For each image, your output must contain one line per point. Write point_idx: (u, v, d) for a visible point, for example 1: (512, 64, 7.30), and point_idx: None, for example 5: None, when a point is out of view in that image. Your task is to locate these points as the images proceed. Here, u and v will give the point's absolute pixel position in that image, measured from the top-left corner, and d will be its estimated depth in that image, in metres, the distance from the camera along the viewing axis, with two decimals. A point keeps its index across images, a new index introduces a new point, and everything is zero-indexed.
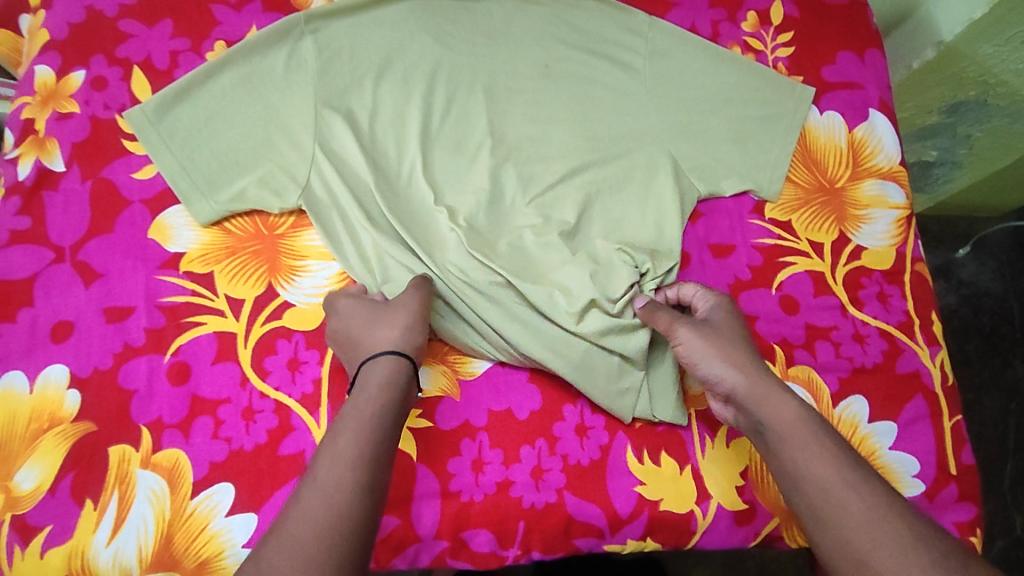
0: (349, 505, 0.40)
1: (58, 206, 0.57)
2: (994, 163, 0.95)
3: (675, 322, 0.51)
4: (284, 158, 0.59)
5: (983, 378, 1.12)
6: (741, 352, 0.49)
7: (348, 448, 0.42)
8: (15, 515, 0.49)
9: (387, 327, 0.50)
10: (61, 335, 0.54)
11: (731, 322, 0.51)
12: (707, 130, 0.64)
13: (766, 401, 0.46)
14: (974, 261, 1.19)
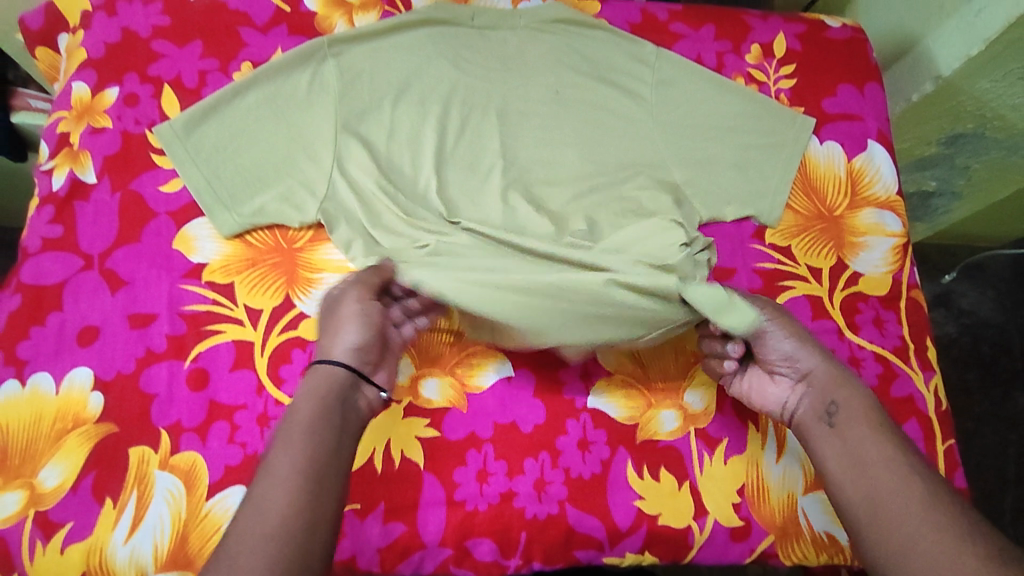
0: (287, 520, 0.40)
1: (89, 216, 0.60)
2: (992, 195, 1.00)
3: (768, 306, 0.55)
4: (304, 175, 0.62)
5: (983, 408, 1.13)
6: (817, 343, 0.55)
7: (283, 464, 0.43)
8: (38, 511, 0.51)
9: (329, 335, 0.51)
10: (87, 339, 0.56)
11: (804, 323, 0.57)
12: (711, 157, 0.67)
13: (836, 387, 0.52)
14: (975, 290, 1.21)
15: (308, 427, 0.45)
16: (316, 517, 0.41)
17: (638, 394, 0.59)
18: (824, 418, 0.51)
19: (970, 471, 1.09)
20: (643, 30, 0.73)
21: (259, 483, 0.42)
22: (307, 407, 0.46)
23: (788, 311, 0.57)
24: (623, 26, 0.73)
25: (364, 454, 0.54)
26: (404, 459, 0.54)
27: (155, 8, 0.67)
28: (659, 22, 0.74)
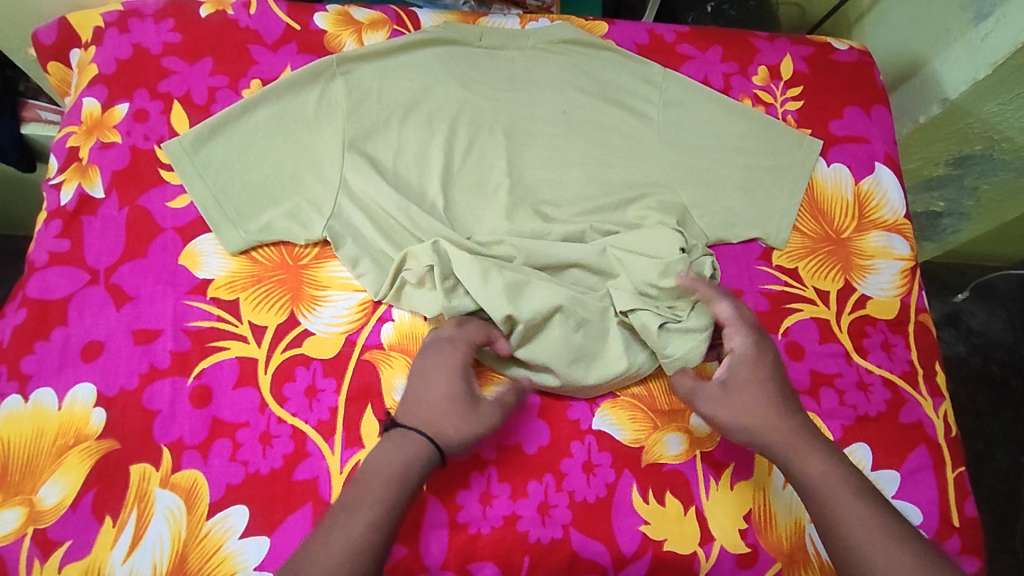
0: (368, 534, 0.44)
1: (96, 231, 0.60)
2: (1002, 215, 0.99)
3: (694, 393, 0.55)
4: (311, 192, 0.62)
5: (993, 430, 1.12)
6: (762, 411, 0.51)
7: (378, 484, 0.47)
8: (37, 529, 0.50)
9: (452, 419, 0.50)
10: (91, 354, 0.56)
11: (755, 370, 0.53)
12: (718, 178, 0.67)
13: (797, 455, 0.50)
14: (983, 310, 1.20)
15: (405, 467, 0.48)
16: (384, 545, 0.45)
17: (643, 416, 0.58)
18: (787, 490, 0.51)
19: (980, 495, 1.08)
20: (650, 51, 0.74)
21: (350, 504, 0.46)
22: (413, 442, 0.49)
23: (737, 373, 0.53)
24: (631, 46, 0.73)
25: None
26: None
27: (166, 25, 0.68)
28: (667, 43, 0.74)
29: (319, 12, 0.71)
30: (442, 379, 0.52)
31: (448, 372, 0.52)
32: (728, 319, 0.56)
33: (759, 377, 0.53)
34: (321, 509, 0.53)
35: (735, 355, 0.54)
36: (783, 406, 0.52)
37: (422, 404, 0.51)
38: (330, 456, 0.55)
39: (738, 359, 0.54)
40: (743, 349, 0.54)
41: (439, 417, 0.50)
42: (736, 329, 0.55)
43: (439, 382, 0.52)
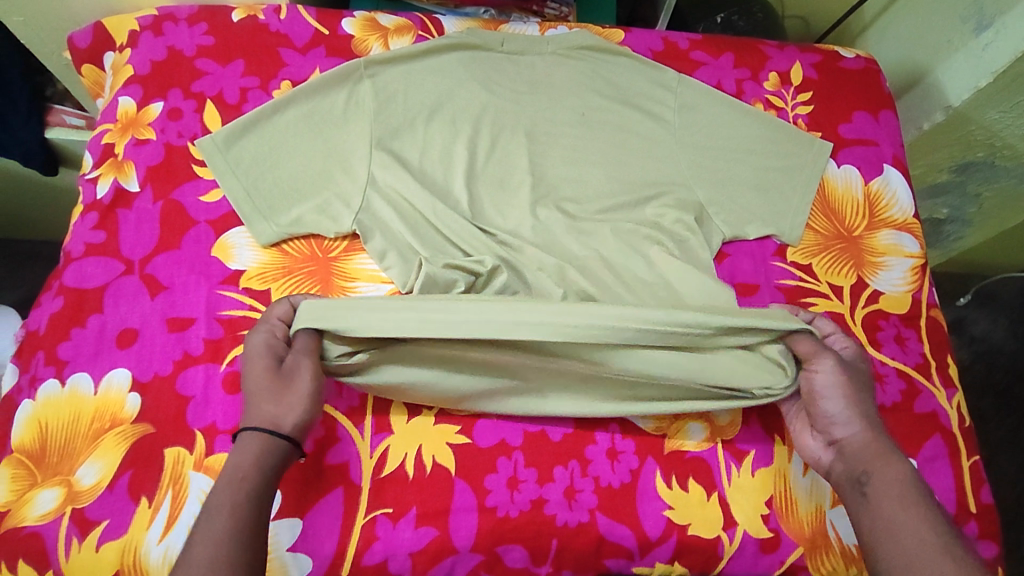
0: (215, 553, 0.42)
1: (131, 223, 0.62)
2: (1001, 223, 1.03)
3: (819, 355, 0.53)
4: (340, 188, 0.64)
5: (999, 436, 1.13)
6: (866, 409, 0.52)
7: (225, 497, 0.44)
8: (75, 508, 0.51)
9: (273, 402, 0.48)
10: (126, 342, 0.57)
11: (863, 375, 0.54)
12: (733, 178, 0.69)
13: (876, 457, 0.50)
14: (986, 319, 1.22)
15: (234, 473, 0.45)
16: (250, 553, 0.43)
17: None
18: (855, 486, 0.50)
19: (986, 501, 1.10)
20: (665, 57, 0.76)
21: (204, 514, 0.44)
22: (247, 447, 0.47)
23: (855, 366, 0.55)
24: (646, 52, 0.76)
25: (397, 458, 0.55)
26: (435, 465, 0.55)
27: (200, 29, 0.70)
28: (681, 49, 0.77)
29: (347, 18, 0.73)
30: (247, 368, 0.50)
31: (258, 357, 0.50)
32: (831, 329, 0.57)
33: (871, 381, 0.54)
34: (352, 492, 0.53)
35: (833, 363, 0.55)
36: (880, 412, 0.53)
37: (249, 404, 0.48)
38: (360, 441, 0.55)
39: (853, 358, 0.55)
40: (856, 354, 0.56)
41: (263, 405, 0.48)
42: (844, 336, 0.57)
43: (252, 370, 0.49)
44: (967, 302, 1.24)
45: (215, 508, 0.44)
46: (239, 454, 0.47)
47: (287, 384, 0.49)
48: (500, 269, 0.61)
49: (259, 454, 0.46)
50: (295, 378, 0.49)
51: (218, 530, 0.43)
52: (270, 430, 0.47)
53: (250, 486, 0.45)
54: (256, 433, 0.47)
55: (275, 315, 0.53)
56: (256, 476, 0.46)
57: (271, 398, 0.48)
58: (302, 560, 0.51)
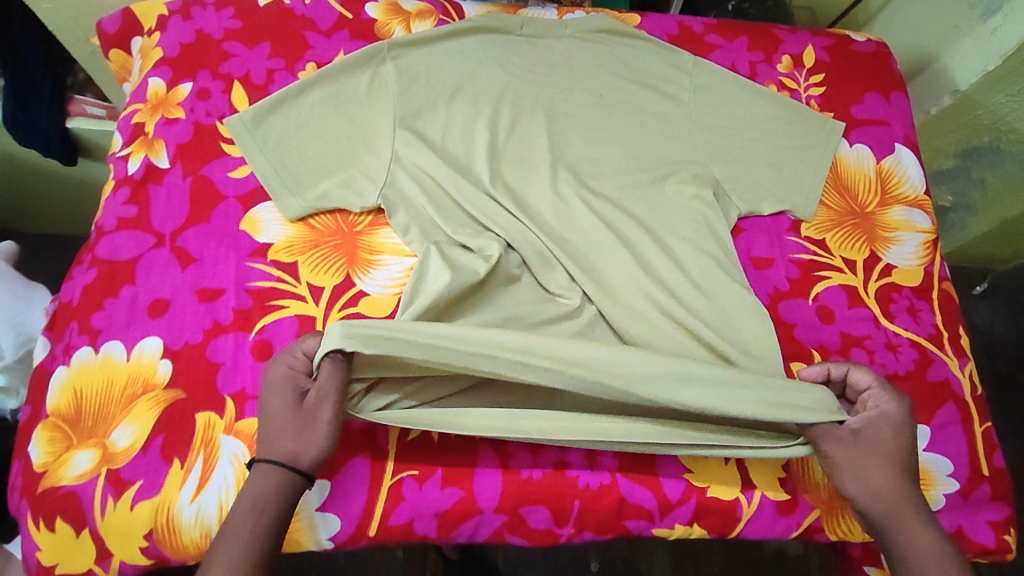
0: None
1: (162, 198, 0.63)
2: (1009, 210, 1.02)
3: (822, 433, 0.52)
4: (365, 165, 0.66)
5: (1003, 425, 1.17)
6: (885, 479, 0.51)
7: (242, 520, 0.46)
8: (109, 469, 0.52)
9: (293, 438, 0.48)
10: (158, 311, 0.59)
11: (889, 434, 0.52)
12: (747, 156, 0.70)
13: (900, 529, 0.50)
14: (987, 310, 1.25)
15: (254, 505, 0.47)
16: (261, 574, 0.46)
17: None
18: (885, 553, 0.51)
19: None
20: (681, 40, 0.78)
21: (224, 538, 0.46)
22: (264, 477, 0.47)
23: (877, 430, 0.52)
24: (662, 36, 0.78)
25: None
26: None
27: (227, 14, 0.72)
28: (696, 33, 0.79)
29: (370, 3, 0.75)
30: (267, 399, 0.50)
31: (279, 394, 0.50)
32: (869, 383, 0.55)
33: (893, 440, 0.52)
34: (377, 453, 0.54)
35: (868, 420, 0.53)
36: (902, 473, 0.51)
37: (270, 437, 0.49)
38: None
39: (880, 416, 0.53)
40: (889, 409, 0.53)
41: (283, 440, 0.48)
42: (881, 392, 0.54)
43: (275, 405, 0.49)
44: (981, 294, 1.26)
45: (233, 534, 0.46)
46: (254, 485, 0.47)
47: (306, 422, 0.49)
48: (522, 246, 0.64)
49: (276, 485, 0.47)
50: (314, 418, 0.49)
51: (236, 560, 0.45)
52: (288, 465, 0.48)
53: (270, 517, 0.47)
54: (272, 465, 0.48)
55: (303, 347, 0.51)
56: (275, 507, 0.47)
57: (291, 433, 0.48)
58: (331, 519, 0.53)
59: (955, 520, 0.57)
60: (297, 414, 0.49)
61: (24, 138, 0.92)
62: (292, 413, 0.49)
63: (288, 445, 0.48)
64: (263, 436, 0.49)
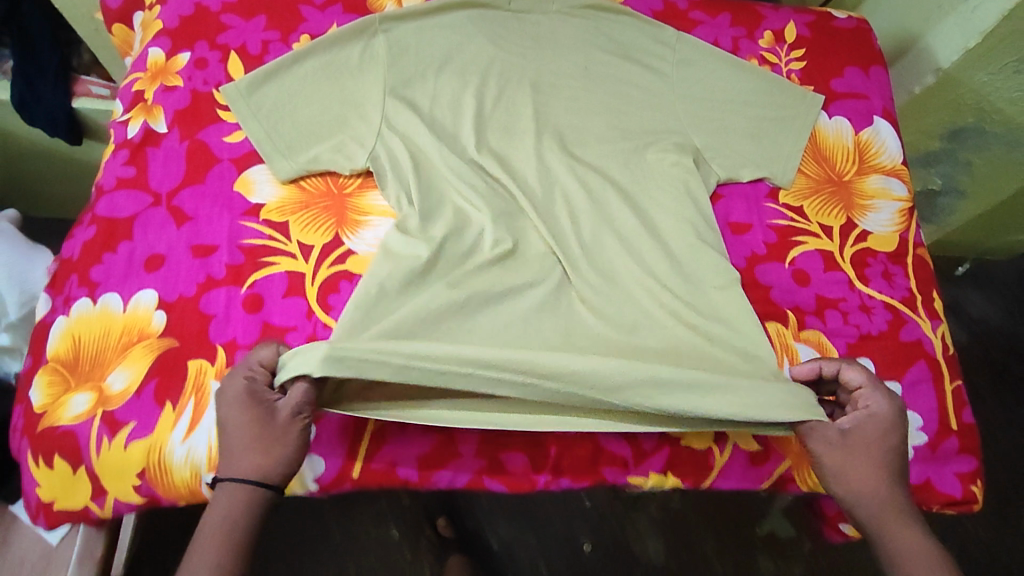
0: None
1: (159, 160, 0.66)
2: (994, 195, 1.05)
3: (813, 436, 0.54)
4: (355, 131, 0.68)
5: (996, 411, 1.28)
6: (874, 479, 0.53)
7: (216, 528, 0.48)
8: (105, 411, 0.55)
9: (257, 451, 0.50)
10: (154, 266, 0.61)
11: (880, 435, 0.54)
12: (726, 126, 0.72)
13: (889, 528, 0.52)
14: (982, 301, 1.39)
15: (224, 521, 0.49)
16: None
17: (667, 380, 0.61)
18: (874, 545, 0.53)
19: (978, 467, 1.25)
20: (665, 16, 0.80)
21: (197, 550, 0.48)
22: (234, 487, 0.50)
23: (868, 431, 0.54)
24: (647, 12, 0.80)
25: None
26: None
27: None
28: (680, 10, 0.81)
29: None
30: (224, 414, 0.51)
31: (235, 407, 0.51)
32: (861, 382, 0.56)
33: (884, 441, 0.54)
34: None
35: (856, 422, 0.54)
36: (893, 474, 0.54)
37: (233, 450, 0.50)
38: None
39: (872, 417, 0.54)
40: (881, 410, 0.55)
41: (246, 453, 0.50)
42: (873, 392, 0.55)
43: (234, 418, 0.50)
44: (970, 289, 1.40)
45: (208, 540, 0.48)
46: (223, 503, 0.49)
47: (273, 432, 0.51)
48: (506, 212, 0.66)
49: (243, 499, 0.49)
50: (279, 428, 0.51)
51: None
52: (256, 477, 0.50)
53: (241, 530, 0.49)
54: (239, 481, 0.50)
55: (258, 358, 0.53)
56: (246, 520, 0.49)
57: (256, 446, 0.50)
58: (315, 461, 0.56)
59: (924, 472, 0.59)
60: (261, 427, 0.50)
61: (29, 118, 0.95)
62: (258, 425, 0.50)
63: (254, 458, 0.50)
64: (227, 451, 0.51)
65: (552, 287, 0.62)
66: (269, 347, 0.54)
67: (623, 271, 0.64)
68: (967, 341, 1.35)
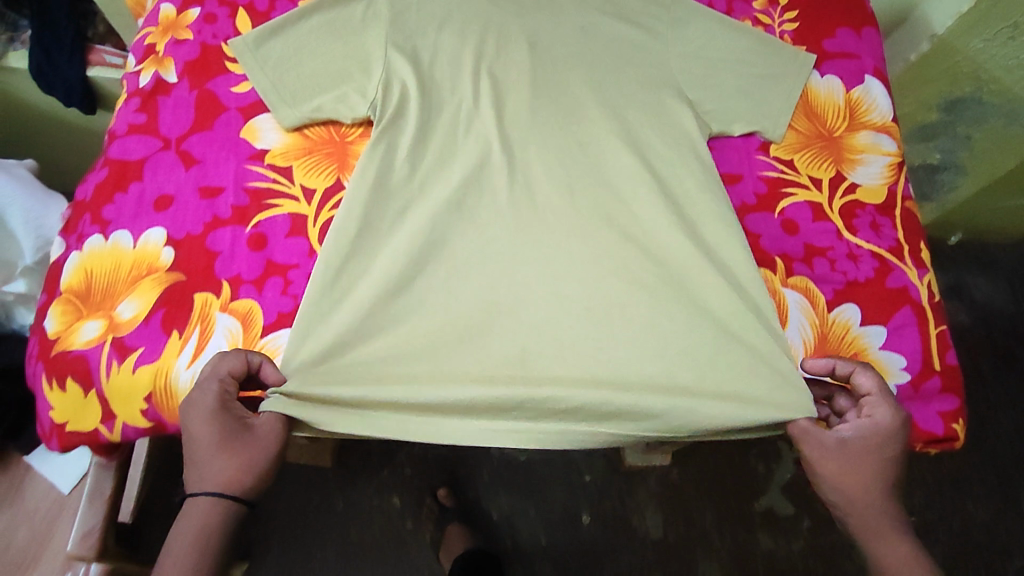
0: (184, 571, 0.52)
1: (170, 107, 0.69)
2: (996, 167, 1.06)
3: (810, 441, 0.58)
4: (357, 83, 0.69)
5: (998, 396, 1.30)
6: (860, 483, 0.57)
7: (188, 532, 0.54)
8: (115, 337, 0.58)
9: (227, 462, 0.55)
10: (163, 205, 0.64)
11: (876, 443, 0.58)
12: (719, 83, 0.73)
13: (872, 531, 0.58)
14: (986, 285, 1.39)
15: (201, 531, 0.54)
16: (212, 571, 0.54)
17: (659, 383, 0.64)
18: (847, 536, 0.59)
19: (973, 449, 1.26)
20: None
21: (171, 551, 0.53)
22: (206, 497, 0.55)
23: (866, 439, 0.58)
24: None
25: None
26: None
27: None
28: None
29: None
30: (196, 427, 0.55)
31: (204, 421, 0.55)
32: (871, 389, 0.59)
33: (879, 449, 0.58)
34: None
35: (856, 427, 0.58)
36: (883, 481, 0.58)
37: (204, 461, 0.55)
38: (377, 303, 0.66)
39: (873, 426, 0.58)
40: (883, 420, 0.58)
41: (216, 463, 0.55)
42: (880, 400, 0.58)
43: (203, 430, 0.55)
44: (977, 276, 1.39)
45: (181, 541, 0.53)
46: (196, 515, 0.54)
47: (251, 445, 0.55)
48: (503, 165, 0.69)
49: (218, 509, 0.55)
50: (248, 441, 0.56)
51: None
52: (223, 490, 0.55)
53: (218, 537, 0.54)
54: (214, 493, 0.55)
55: (225, 367, 0.56)
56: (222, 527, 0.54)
57: (234, 459, 0.55)
58: None
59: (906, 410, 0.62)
60: (238, 441, 0.55)
61: (47, 87, 0.98)
62: (230, 437, 0.55)
63: (235, 470, 0.55)
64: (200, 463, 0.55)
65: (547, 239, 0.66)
66: (236, 357, 0.56)
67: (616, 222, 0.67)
68: (969, 323, 1.35)
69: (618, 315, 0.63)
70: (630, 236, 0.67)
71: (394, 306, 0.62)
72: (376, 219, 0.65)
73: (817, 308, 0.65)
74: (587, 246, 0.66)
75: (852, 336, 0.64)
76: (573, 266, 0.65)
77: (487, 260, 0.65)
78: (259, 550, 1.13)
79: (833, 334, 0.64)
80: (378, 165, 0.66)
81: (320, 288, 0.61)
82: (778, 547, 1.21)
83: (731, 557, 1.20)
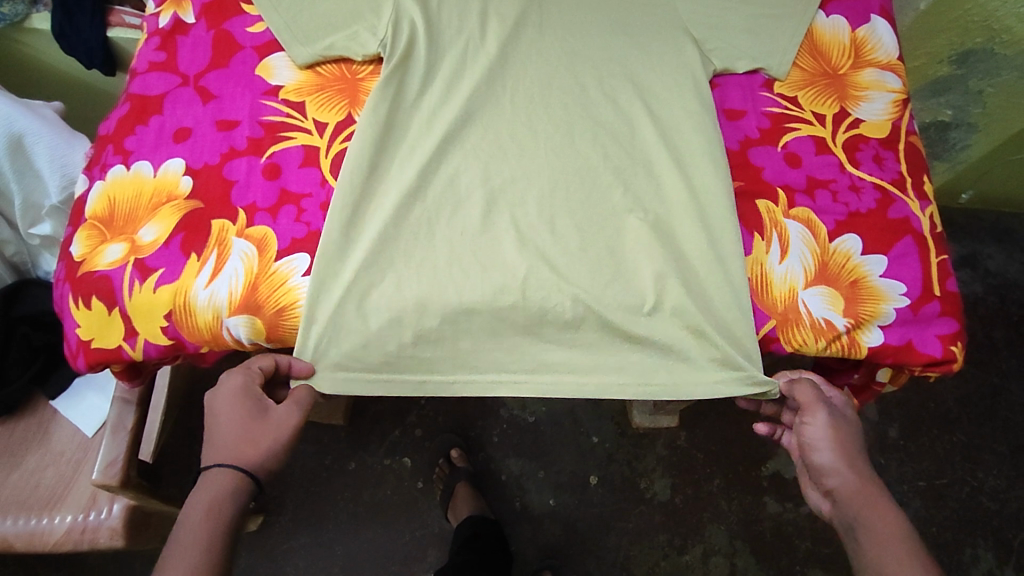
0: (199, 538, 0.54)
1: (188, 46, 0.71)
2: (1006, 130, 1.10)
3: (810, 406, 0.63)
4: (370, 21, 0.70)
5: (1011, 365, 1.30)
6: (846, 455, 0.61)
7: (203, 504, 0.56)
8: (138, 258, 0.62)
9: (244, 440, 0.59)
10: (182, 137, 0.66)
11: (854, 426, 0.64)
12: (725, 22, 0.73)
13: (868, 503, 0.59)
14: (1001, 255, 1.37)
15: (217, 504, 0.56)
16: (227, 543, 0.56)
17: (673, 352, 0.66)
18: (849, 533, 0.59)
19: (984, 417, 1.26)
20: None
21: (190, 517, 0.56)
22: (222, 472, 0.58)
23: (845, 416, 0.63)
24: None
25: None
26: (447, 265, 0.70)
27: None
28: None
29: None
30: (226, 405, 0.60)
31: (229, 403, 0.60)
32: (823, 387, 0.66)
33: (854, 430, 0.63)
34: None
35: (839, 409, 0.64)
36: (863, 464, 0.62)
37: (225, 438, 0.59)
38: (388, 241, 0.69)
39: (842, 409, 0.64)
40: (844, 407, 0.65)
41: (235, 440, 0.59)
42: (835, 391, 0.65)
43: (229, 411, 0.60)
44: (991, 245, 1.38)
45: (198, 508, 0.56)
46: (212, 490, 0.57)
47: (265, 426, 0.60)
48: (509, 101, 0.70)
49: (226, 484, 0.58)
50: (264, 420, 0.60)
51: (200, 551, 0.54)
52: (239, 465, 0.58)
53: (226, 514, 0.56)
54: (229, 467, 0.58)
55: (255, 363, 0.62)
56: (230, 504, 0.57)
57: (252, 436, 0.59)
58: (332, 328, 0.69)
59: (905, 334, 0.64)
60: (255, 421, 0.60)
61: (70, 47, 1.01)
62: (246, 417, 0.60)
63: (252, 445, 0.59)
64: (217, 442, 0.59)
65: (552, 172, 0.67)
66: (266, 356, 0.63)
67: (618, 158, 0.68)
68: (983, 292, 1.34)
69: (621, 248, 0.65)
70: (634, 171, 0.68)
71: (405, 239, 0.64)
72: (383, 157, 0.66)
73: (820, 238, 0.65)
74: (592, 182, 0.67)
75: (854, 264, 0.64)
76: (576, 201, 0.66)
77: (492, 196, 0.66)
78: (275, 505, 1.16)
79: (834, 262, 0.64)
80: (388, 103, 0.67)
81: (336, 226, 0.63)
82: (786, 512, 1.21)
83: (739, 521, 1.20)
